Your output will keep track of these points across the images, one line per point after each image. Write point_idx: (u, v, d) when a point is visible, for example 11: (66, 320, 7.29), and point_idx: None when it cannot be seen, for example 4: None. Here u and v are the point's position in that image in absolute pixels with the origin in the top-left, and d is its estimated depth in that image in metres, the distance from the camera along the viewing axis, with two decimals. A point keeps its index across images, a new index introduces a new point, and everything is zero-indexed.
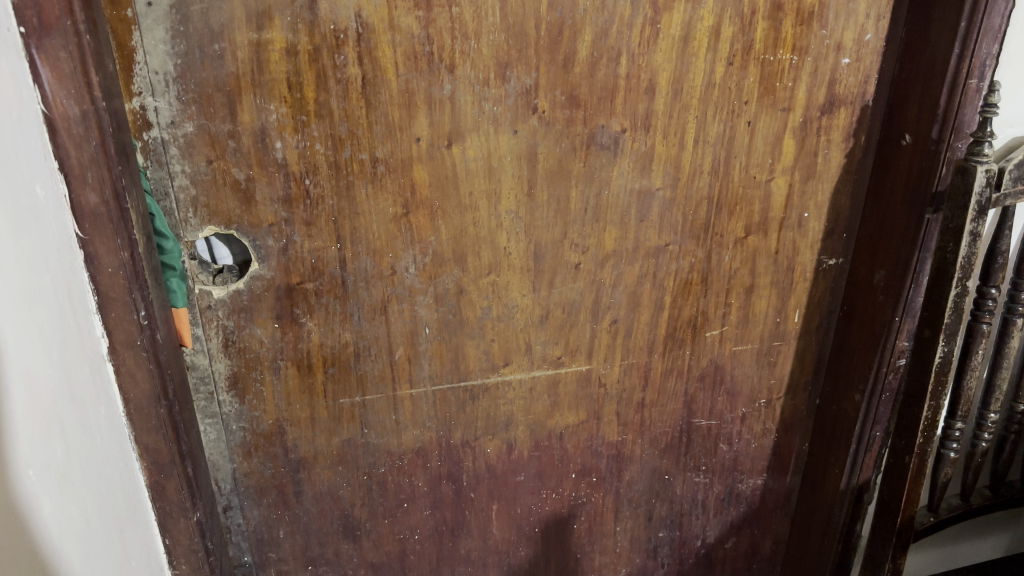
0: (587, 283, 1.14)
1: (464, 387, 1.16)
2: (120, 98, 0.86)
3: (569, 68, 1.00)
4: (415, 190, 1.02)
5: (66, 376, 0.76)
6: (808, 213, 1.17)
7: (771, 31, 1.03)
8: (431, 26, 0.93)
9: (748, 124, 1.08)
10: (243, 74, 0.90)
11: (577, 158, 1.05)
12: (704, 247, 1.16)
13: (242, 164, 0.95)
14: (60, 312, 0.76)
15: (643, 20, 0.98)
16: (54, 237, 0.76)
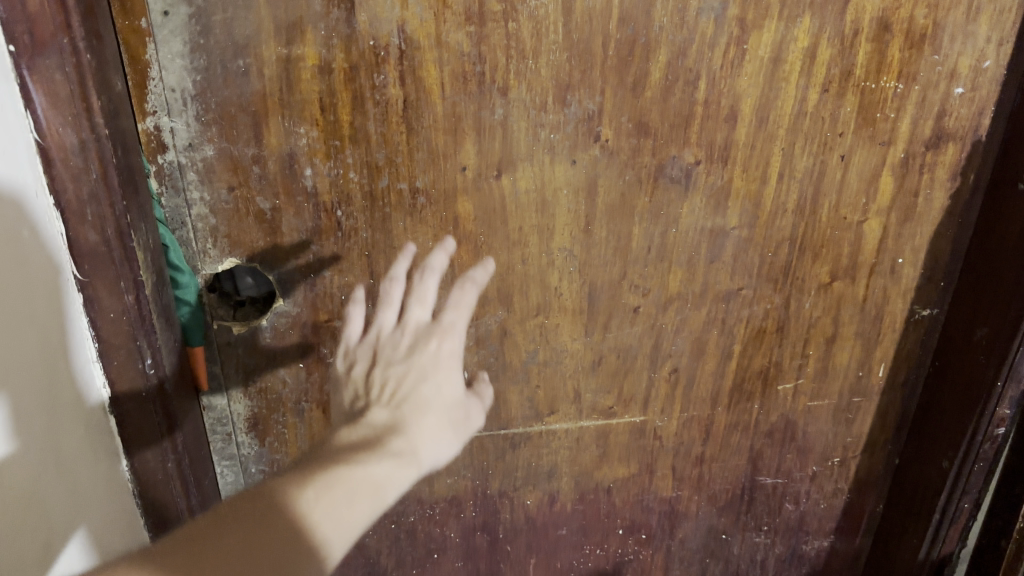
0: (646, 327, 1.02)
1: (504, 434, 1.06)
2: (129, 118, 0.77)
3: (639, 93, 0.87)
4: (458, 223, 0.91)
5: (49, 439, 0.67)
6: (902, 259, 1.03)
7: (875, 55, 0.89)
8: (483, 42, 0.81)
9: (841, 158, 0.95)
10: (270, 93, 0.80)
11: (642, 192, 0.93)
12: (781, 294, 1.03)
13: (267, 192, 0.85)
14: (44, 369, 0.67)
15: (728, 39, 0.85)
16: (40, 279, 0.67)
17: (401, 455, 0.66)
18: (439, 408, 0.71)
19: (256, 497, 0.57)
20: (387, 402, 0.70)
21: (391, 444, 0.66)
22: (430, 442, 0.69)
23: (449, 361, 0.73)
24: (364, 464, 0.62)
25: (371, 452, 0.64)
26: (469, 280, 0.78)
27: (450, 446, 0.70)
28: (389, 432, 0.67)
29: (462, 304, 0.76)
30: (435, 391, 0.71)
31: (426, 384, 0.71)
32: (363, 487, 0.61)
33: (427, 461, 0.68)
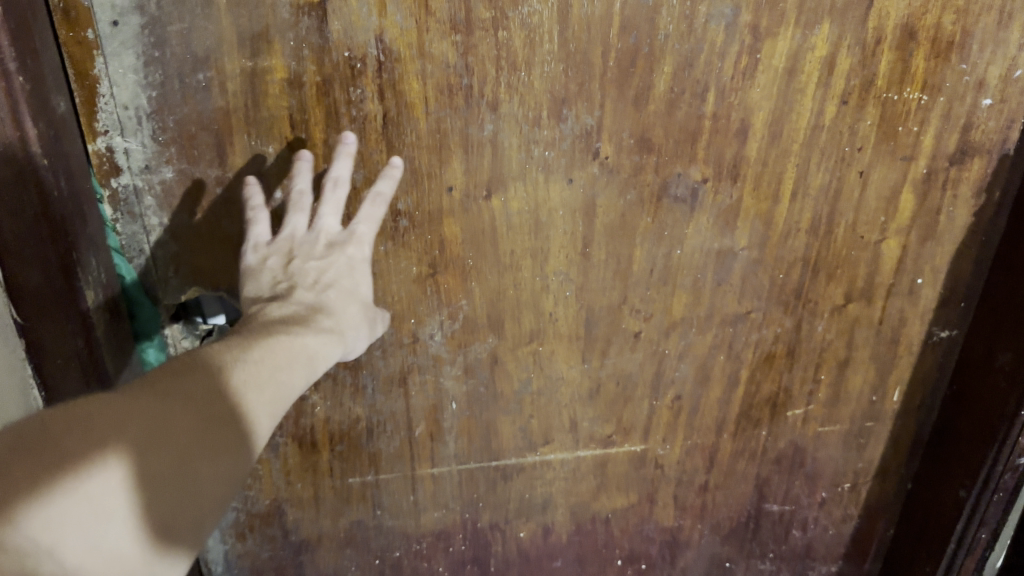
0: (647, 353, 0.95)
1: (494, 466, 0.99)
2: (73, 140, 0.69)
3: (642, 106, 0.79)
4: (444, 247, 0.83)
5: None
6: (922, 279, 0.96)
7: (898, 64, 0.82)
8: (471, 53, 0.74)
9: (859, 174, 0.87)
10: (234, 110, 0.72)
11: (644, 212, 0.85)
12: (793, 317, 0.96)
13: (233, 217, 0.77)
14: None
15: (740, 47, 0.78)
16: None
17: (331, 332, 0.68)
18: (355, 302, 0.73)
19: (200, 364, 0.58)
20: (312, 288, 0.70)
21: (317, 324, 0.67)
22: (349, 329, 0.71)
23: (362, 262, 0.73)
24: (298, 336, 0.65)
25: (302, 327, 0.66)
26: (377, 189, 0.74)
27: (362, 332, 0.73)
28: (315, 312, 0.68)
29: (377, 205, 0.74)
30: (360, 279, 0.73)
31: (345, 279, 0.72)
32: (300, 355, 0.63)
33: (348, 347, 0.71)
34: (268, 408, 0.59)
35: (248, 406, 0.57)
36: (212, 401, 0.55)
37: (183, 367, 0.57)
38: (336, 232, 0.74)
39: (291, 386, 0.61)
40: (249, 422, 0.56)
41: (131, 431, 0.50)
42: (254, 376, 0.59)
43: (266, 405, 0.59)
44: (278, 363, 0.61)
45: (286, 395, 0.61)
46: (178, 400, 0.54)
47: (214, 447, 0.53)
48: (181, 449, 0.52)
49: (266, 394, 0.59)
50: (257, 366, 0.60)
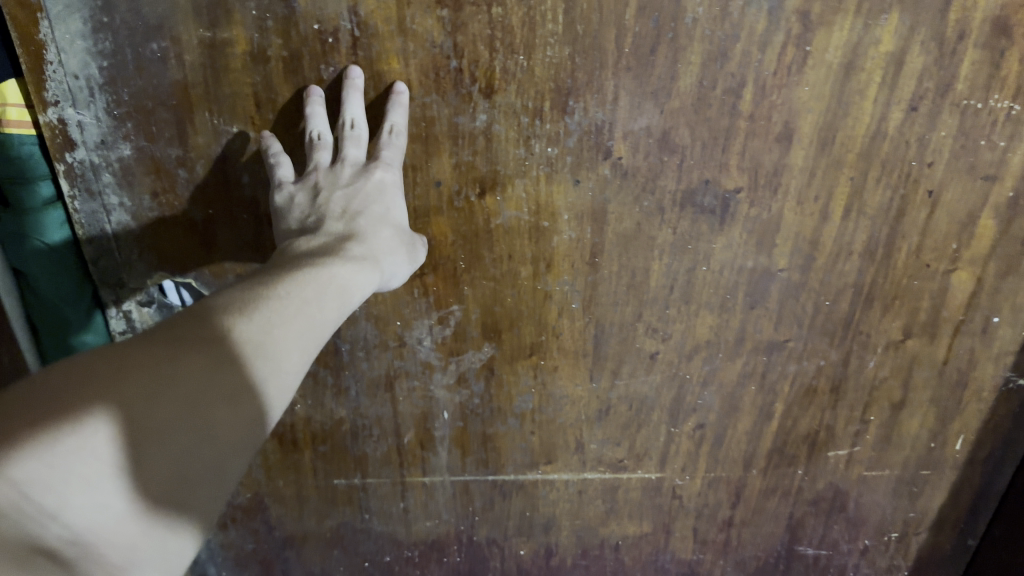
0: (665, 377, 0.84)
1: (492, 480, 0.91)
2: None
3: (664, 101, 0.67)
4: (432, 246, 0.74)
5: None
6: (1000, 318, 0.81)
7: (985, 65, 0.67)
8: (460, 31, 0.64)
9: (928, 193, 0.73)
10: (193, 85, 0.65)
11: (663, 222, 0.74)
12: (840, 350, 0.83)
13: (198, 200, 0.70)
14: None
15: (785, 38, 0.65)
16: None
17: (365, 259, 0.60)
18: (389, 227, 0.64)
19: (223, 303, 0.52)
20: (338, 216, 0.62)
21: (347, 251, 0.60)
22: (387, 256, 0.63)
23: (393, 181, 0.65)
24: (327, 268, 0.57)
25: (329, 257, 0.59)
26: (393, 126, 0.65)
27: (405, 263, 0.65)
28: (344, 241, 0.60)
29: (396, 140, 0.65)
30: (397, 202, 0.65)
31: (376, 203, 0.63)
32: (333, 294, 0.56)
33: (388, 274, 0.63)
34: (298, 345, 0.53)
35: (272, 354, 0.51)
36: (230, 336, 0.49)
37: (204, 307, 0.52)
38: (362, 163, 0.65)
39: (332, 319, 0.55)
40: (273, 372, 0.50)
41: (148, 370, 0.45)
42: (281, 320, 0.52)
43: (298, 341, 0.52)
44: (314, 297, 0.55)
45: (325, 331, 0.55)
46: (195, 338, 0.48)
47: (237, 388, 0.48)
48: (196, 399, 0.46)
49: (298, 335, 0.53)
50: (288, 302, 0.53)
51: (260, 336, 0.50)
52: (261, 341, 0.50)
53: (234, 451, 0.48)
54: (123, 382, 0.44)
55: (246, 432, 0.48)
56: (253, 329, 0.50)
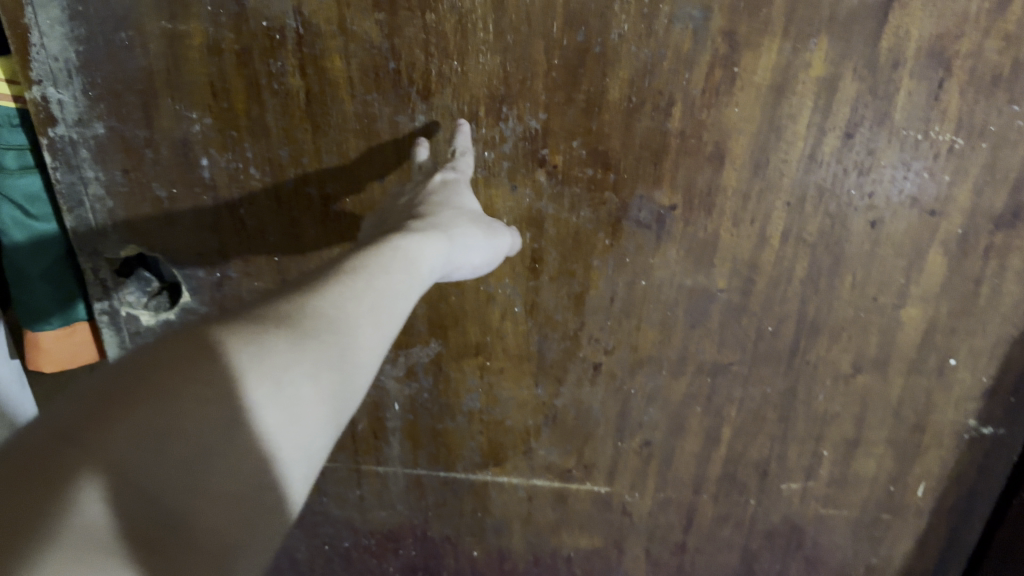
0: (609, 389, 0.85)
1: (443, 477, 0.93)
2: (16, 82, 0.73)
3: (594, 113, 0.69)
4: None
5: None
6: (957, 360, 0.79)
7: (923, 96, 0.66)
8: (396, 35, 0.67)
9: (870, 223, 0.72)
10: (157, 72, 0.71)
11: (601, 233, 0.75)
12: (786, 378, 0.82)
13: (163, 178, 0.76)
14: None
15: (712, 58, 0.66)
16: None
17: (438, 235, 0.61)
18: (462, 213, 0.65)
19: (281, 292, 0.49)
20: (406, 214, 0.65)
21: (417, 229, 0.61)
22: (463, 236, 0.63)
23: (462, 180, 0.68)
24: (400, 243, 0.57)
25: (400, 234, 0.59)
26: (460, 148, 0.70)
27: (481, 248, 0.65)
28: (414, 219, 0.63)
29: (463, 159, 0.69)
30: (466, 196, 0.67)
31: (443, 195, 0.66)
32: (400, 263, 0.55)
33: (465, 257, 0.64)
34: (380, 316, 0.50)
35: (343, 319, 0.47)
36: (307, 309, 0.46)
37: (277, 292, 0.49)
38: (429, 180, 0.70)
39: (405, 296, 0.53)
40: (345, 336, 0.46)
41: (248, 339, 0.42)
42: (351, 293, 0.49)
43: (373, 315, 0.49)
44: (382, 272, 0.52)
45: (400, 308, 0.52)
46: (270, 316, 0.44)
47: (322, 361, 0.44)
48: (277, 382, 0.41)
49: (369, 299, 0.50)
50: (359, 277, 0.50)
51: (334, 309, 0.47)
52: (336, 314, 0.47)
53: (323, 427, 0.44)
54: (227, 357, 0.40)
55: (330, 406, 0.44)
56: (327, 303, 0.47)
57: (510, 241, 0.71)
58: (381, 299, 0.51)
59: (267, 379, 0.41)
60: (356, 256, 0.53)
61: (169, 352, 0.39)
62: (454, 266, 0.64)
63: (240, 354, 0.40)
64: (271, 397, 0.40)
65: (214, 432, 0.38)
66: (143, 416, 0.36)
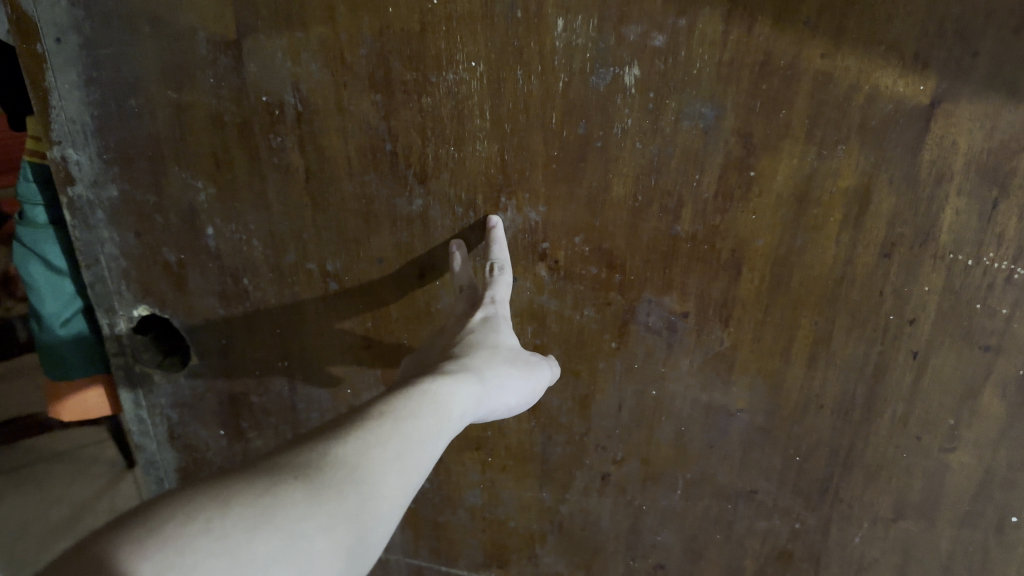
0: (619, 502, 0.77)
1: (445, 571, 0.88)
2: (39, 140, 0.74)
3: (598, 210, 0.64)
4: (378, 320, 0.74)
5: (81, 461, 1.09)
6: (1019, 518, 0.67)
7: (973, 217, 0.57)
8: (392, 117, 0.64)
9: (912, 354, 0.63)
10: (165, 140, 0.70)
11: (606, 335, 0.69)
12: (816, 515, 0.72)
13: (171, 244, 0.76)
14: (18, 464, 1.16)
15: (725, 160, 0.59)
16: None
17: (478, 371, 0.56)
18: (502, 349, 0.61)
19: (297, 440, 0.44)
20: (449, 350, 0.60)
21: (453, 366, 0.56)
22: (492, 373, 0.57)
23: (501, 315, 0.64)
24: (433, 380, 0.53)
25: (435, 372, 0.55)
26: (497, 263, 0.65)
27: (518, 387, 0.59)
28: (446, 360, 0.58)
29: (502, 275, 0.65)
30: (506, 332, 0.63)
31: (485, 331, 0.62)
32: (431, 398, 0.50)
33: (507, 397, 0.59)
34: (410, 460, 0.45)
35: (368, 463, 0.42)
36: (328, 457, 0.42)
37: (297, 441, 0.44)
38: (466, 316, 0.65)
39: (441, 440, 0.48)
40: (368, 482, 0.42)
41: (261, 493, 0.37)
42: (375, 433, 0.45)
43: (400, 463, 0.45)
44: (416, 413, 0.48)
45: (432, 455, 0.47)
46: (286, 465, 0.40)
47: (341, 514, 0.39)
48: (291, 533, 0.37)
49: (397, 440, 0.45)
50: (387, 420, 0.46)
51: (358, 455, 0.43)
52: (360, 459, 0.42)
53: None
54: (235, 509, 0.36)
55: (348, 565, 0.39)
56: (349, 450, 0.43)
57: (551, 374, 0.65)
58: (410, 438, 0.46)
59: (279, 533, 0.36)
60: (384, 399, 0.49)
61: (183, 508, 0.35)
62: (491, 411, 0.58)
63: (252, 507, 0.36)
64: (285, 555, 0.36)
65: None
66: (147, 570, 0.32)
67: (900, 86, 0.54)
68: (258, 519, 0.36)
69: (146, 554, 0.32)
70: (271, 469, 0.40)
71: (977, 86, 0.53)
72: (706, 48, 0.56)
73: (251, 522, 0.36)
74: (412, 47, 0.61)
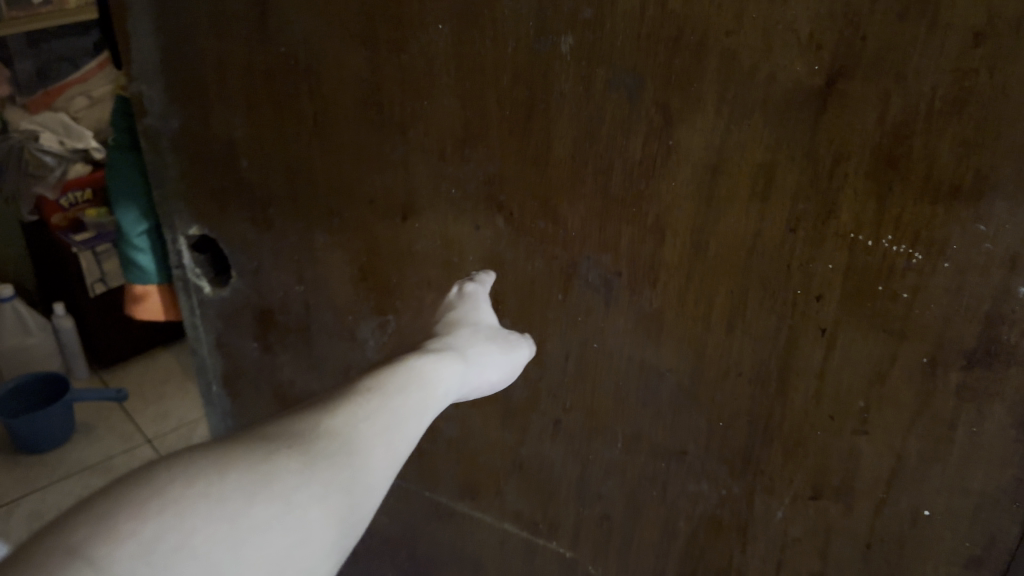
0: (569, 450, 0.83)
1: (429, 497, 0.96)
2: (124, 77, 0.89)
3: (543, 168, 0.70)
4: (371, 256, 0.84)
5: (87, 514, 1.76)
6: (932, 512, 0.67)
7: (870, 199, 0.59)
8: (378, 71, 0.74)
9: (821, 332, 0.65)
10: (210, 82, 0.83)
11: (554, 287, 0.75)
12: (741, 484, 0.74)
13: (216, 172, 0.89)
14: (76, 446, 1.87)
15: (647, 128, 0.64)
16: (9, 322, 1.92)
17: (465, 360, 0.63)
18: (489, 339, 0.68)
19: (292, 407, 0.52)
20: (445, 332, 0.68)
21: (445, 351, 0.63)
22: (482, 355, 0.66)
23: (483, 306, 0.72)
24: (425, 360, 0.60)
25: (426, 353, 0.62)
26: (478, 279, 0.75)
27: (499, 365, 0.67)
28: (440, 340, 0.65)
29: (482, 284, 0.74)
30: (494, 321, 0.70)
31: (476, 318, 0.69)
32: (418, 377, 0.58)
33: (490, 380, 0.67)
34: (395, 433, 0.53)
35: (360, 436, 0.51)
36: (321, 430, 0.50)
37: (290, 409, 0.52)
38: (456, 297, 0.73)
39: (427, 417, 0.56)
40: (360, 454, 0.50)
41: (258, 462, 0.45)
42: (366, 408, 0.52)
43: (386, 435, 0.53)
44: (404, 392, 0.56)
45: (417, 429, 0.55)
46: (283, 434, 0.48)
47: (331, 483, 0.48)
48: (285, 500, 0.45)
49: (386, 417, 0.53)
50: (375, 396, 0.54)
51: (346, 428, 0.51)
52: (351, 433, 0.51)
53: (328, 550, 0.47)
54: (240, 475, 0.44)
55: (336, 527, 0.47)
56: (341, 421, 0.51)
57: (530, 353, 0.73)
58: (397, 410, 0.54)
59: (275, 500, 0.44)
60: (377, 373, 0.57)
61: (196, 470, 0.43)
62: (475, 388, 0.66)
63: (251, 474, 0.44)
64: (278, 519, 0.44)
65: (224, 548, 0.41)
66: (152, 528, 0.39)
67: (797, 65, 0.57)
68: (252, 485, 0.44)
69: (149, 516, 0.39)
70: (268, 437, 0.48)
71: (867, 68, 0.55)
72: (627, 21, 0.61)
73: (251, 488, 0.44)
74: (390, 10, 0.70)
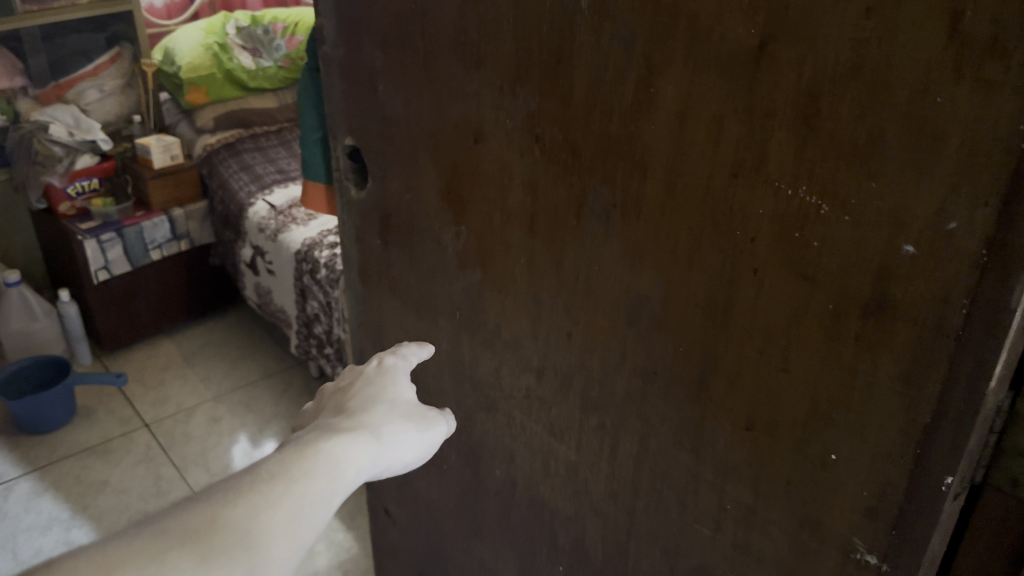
0: (578, 360, 0.96)
1: (480, 392, 1.13)
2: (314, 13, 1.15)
3: (566, 107, 0.84)
4: (453, 173, 1.02)
5: (47, 525, 2.53)
6: (837, 457, 0.73)
7: (792, 152, 0.67)
8: (465, 17, 0.92)
9: (754, 272, 0.73)
10: (361, 20, 1.06)
11: (570, 211, 0.89)
12: (696, 409, 0.84)
13: (362, 94, 1.12)
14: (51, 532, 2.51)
15: (638, 77, 0.76)
16: None
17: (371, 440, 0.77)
18: (398, 418, 0.81)
19: (195, 498, 0.66)
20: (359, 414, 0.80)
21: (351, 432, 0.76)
22: (395, 434, 0.79)
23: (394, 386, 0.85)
24: (327, 443, 0.73)
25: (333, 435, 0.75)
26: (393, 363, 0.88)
27: (410, 445, 0.80)
28: (350, 423, 0.78)
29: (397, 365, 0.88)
30: (400, 403, 0.83)
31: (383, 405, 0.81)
32: (323, 461, 0.71)
33: (403, 457, 0.80)
34: (295, 522, 0.67)
35: (258, 527, 0.64)
36: (220, 528, 0.63)
37: (192, 498, 0.66)
38: (371, 375, 0.86)
39: (329, 498, 0.70)
40: (257, 541, 0.64)
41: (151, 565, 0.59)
42: (264, 499, 0.66)
43: (286, 524, 0.66)
44: (309, 476, 0.69)
45: (318, 510, 0.69)
46: (178, 531, 0.62)
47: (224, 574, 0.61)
48: None
49: (286, 507, 0.67)
50: (282, 484, 0.68)
51: (247, 520, 0.64)
52: (248, 526, 0.64)
53: None
54: None
55: None
56: (240, 514, 0.64)
57: (448, 425, 0.86)
58: (298, 496, 0.68)
59: None
60: (284, 461, 0.70)
61: None
62: (387, 465, 0.79)
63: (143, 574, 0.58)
64: None
65: None
66: None
67: (741, 28, 0.67)
68: None
69: None
70: (166, 535, 0.62)
71: (790, 33, 0.64)
72: None
73: None
74: None
